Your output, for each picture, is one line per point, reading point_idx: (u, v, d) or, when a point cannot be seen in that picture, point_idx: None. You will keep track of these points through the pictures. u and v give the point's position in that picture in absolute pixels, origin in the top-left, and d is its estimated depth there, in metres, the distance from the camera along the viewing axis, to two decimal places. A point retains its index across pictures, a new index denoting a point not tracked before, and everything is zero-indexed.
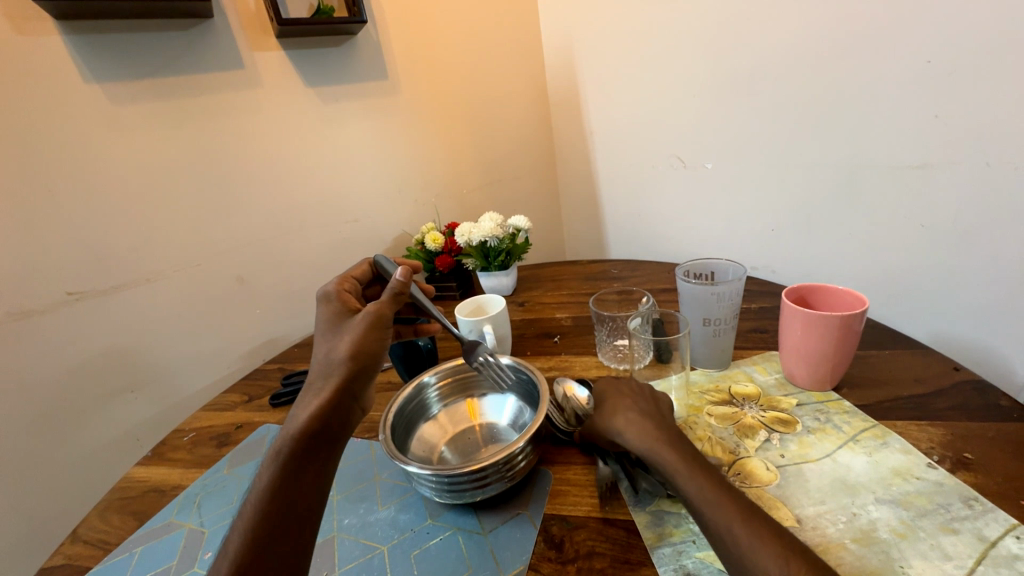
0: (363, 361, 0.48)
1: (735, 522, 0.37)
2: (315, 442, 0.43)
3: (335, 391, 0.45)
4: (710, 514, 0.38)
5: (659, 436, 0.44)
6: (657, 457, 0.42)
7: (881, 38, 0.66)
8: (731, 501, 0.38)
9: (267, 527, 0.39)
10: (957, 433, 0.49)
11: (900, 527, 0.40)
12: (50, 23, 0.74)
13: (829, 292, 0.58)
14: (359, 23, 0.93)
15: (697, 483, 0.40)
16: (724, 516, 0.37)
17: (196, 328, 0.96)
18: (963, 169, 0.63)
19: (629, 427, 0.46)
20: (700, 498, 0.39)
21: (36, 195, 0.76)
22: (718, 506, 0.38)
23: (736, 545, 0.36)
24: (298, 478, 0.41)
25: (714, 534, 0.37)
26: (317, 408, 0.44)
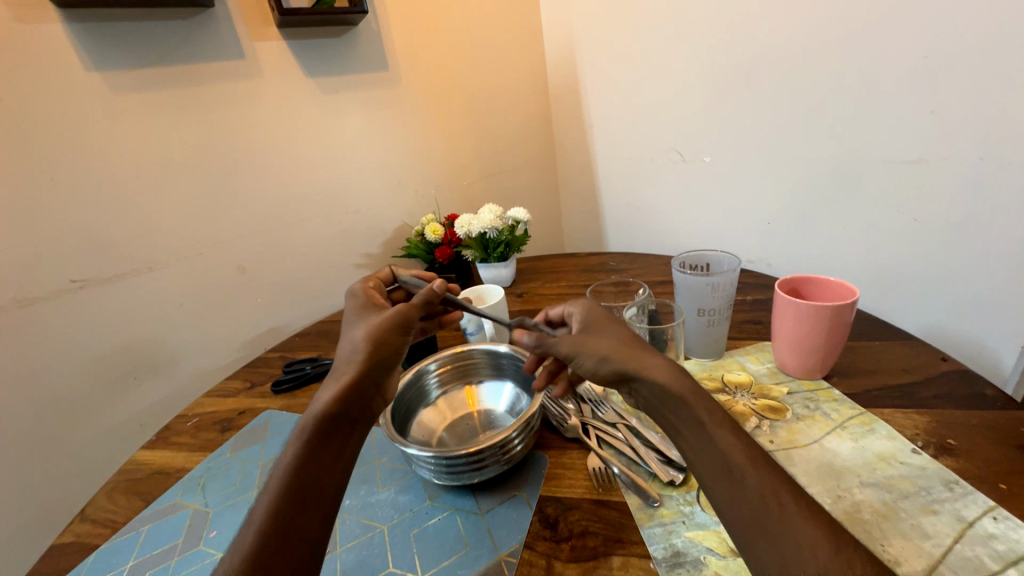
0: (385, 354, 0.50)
1: (778, 491, 0.34)
2: (338, 430, 0.44)
3: (357, 379, 0.47)
4: (753, 480, 0.35)
5: (698, 386, 0.39)
6: (695, 410, 0.37)
7: (879, 33, 0.67)
8: (772, 471, 0.35)
9: (291, 505, 0.40)
10: (940, 420, 0.50)
11: (883, 508, 0.42)
12: (52, 11, 0.74)
13: (821, 283, 0.59)
14: (360, 14, 0.93)
15: (737, 443, 0.36)
16: (764, 483, 0.34)
17: (198, 316, 0.97)
18: (957, 164, 0.64)
19: (661, 369, 0.39)
20: (740, 461, 0.35)
21: (39, 182, 0.77)
22: (757, 471, 0.35)
23: (779, 512, 0.33)
24: (320, 460, 0.42)
25: (749, 497, 0.34)
26: (340, 395, 0.46)
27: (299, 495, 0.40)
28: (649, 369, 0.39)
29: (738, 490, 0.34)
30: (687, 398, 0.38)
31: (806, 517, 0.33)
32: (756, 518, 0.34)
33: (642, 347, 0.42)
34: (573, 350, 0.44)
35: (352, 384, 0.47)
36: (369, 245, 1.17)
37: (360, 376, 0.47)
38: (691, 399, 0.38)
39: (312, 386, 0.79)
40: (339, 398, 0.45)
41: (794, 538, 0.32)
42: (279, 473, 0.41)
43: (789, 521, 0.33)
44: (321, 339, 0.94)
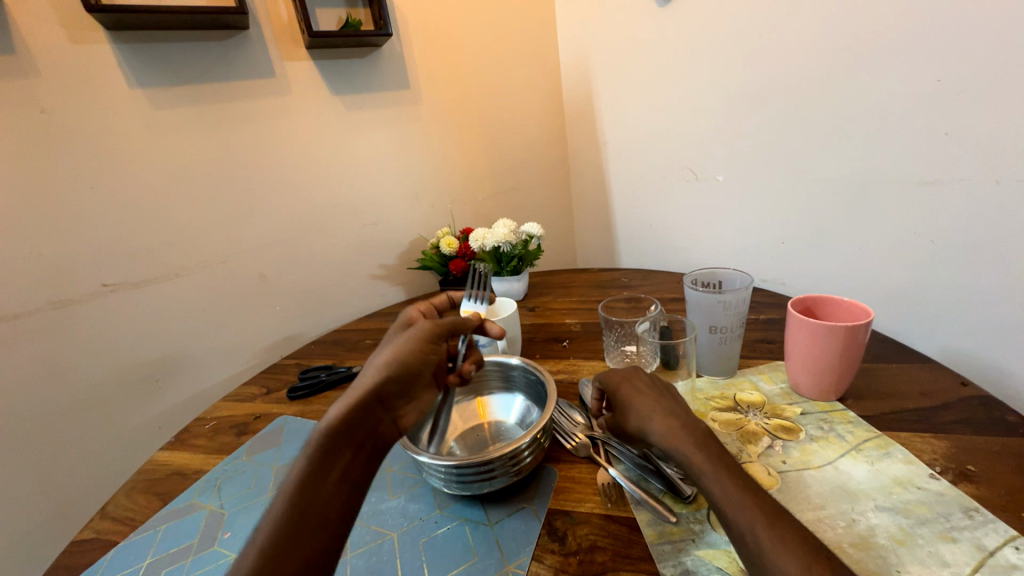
0: (401, 379, 0.53)
1: (759, 527, 0.35)
2: (348, 446, 0.46)
3: (369, 395, 0.50)
4: (736, 517, 0.36)
5: (685, 428, 0.42)
6: (682, 455, 0.41)
7: (891, 56, 0.67)
8: (755, 507, 0.37)
9: (298, 512, 0.41)
10: (959, 446, 0.49)
11: (899, 534, 0.41)
12: (102, 33, 0.79)
13: (834, 303, 0.59)
14: (385, 36, 0.98)
15: (721, 481, 0.38)
16: (746, 517, 0.36)
17: (219, 322, 1.00)
18: (969, 188, 0.63)
19: (661, 426, 0.43)
20: (723, 498, 0.38)
21: (79, 191, 0.81)
22: (741, 507, 0.37)
23: (759, 549, 0.35)
24: (328, 475, 0.44)
25: (734, 533, 0.36)
26: (352, 408, 0.48)
27: (306, 502, 0.42)
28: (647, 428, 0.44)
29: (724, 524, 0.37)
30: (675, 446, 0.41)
31: (785, 547, 0.34)
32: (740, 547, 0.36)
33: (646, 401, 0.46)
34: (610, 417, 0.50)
35: (365, 399, 0.49)
36: (385, 257, 1.20)
37: (372, 394, 0.50)
38: (676, 444, 0.42)
39: (327, 393, 0.80)
40: (350, 411, 0.48)
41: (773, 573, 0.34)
42: (292, 477, 0.43)
43: (769, 555, 0.34)
44: (337, 347, 0.96)
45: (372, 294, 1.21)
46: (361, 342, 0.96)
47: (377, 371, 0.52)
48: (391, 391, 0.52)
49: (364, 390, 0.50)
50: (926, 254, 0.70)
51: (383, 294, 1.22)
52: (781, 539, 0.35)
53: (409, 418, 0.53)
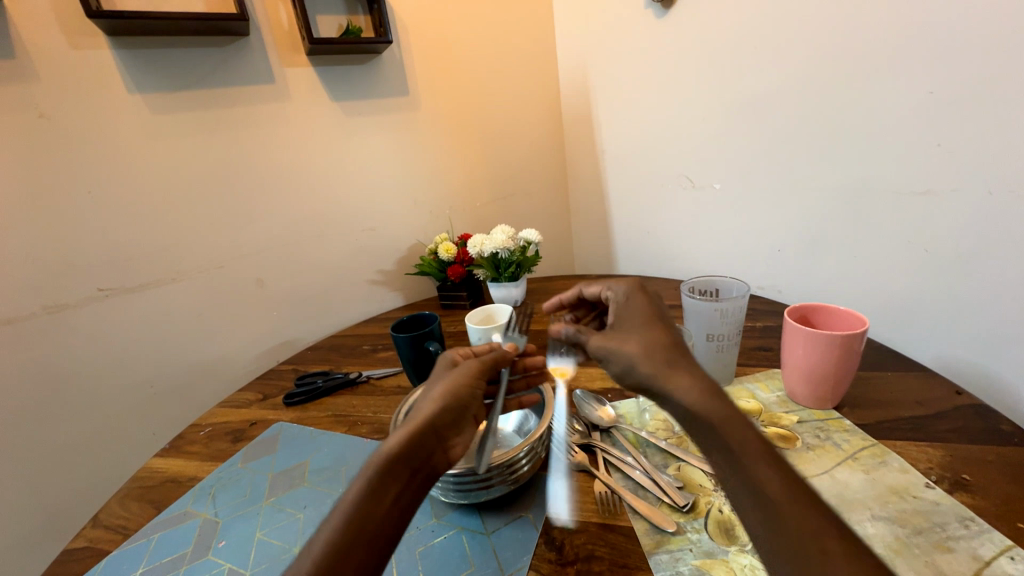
0: (458, 408, 0.48)
1: (823, 534, 0.31)
2: (405, 475, 0.42)
3: (426, 424, 0.45)
4: (793, 519, 0.32)
5: (734, 410, 0.38)
6: (725, 439, 0.37)
7: (884, 69, 0.68)
8: (817, 512, 0.33)
9: (353, 540, 0.37)
10: (955, 454, 0.49)
11: (895, 543, 0.41)
12: (102, 38, 0.80)
13: (830, 312, 0.59)
14: (385, 43, 0.98)
15: (775, 477, 0.34)
16: (806, 518, 0.32)
17: (216, 328, 1.00)
18: (962, 198, 0.64)
19: (690, 391, 0.40)
20: (778, 494, 0.34)
21: (76, 196, 0.81)
22: (798, 507, 0.33)
23: (822, 559, 0.30)
24: (383, 502, 0.40)
25: (788, 536, 0.32)
26: (408, 437, 0.43)
27: (359, 531, 0.38)
28: (671, 389, 0.41)
29: (776, 525, 0.33)
30: (716, 426, 0.37)
31: (849, 556, 0.30)
32: (790, 552, 0.32)
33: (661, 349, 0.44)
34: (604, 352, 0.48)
35: (421, 428, 0.44)
36: (383, 262, 1.20)
37: (429, 424, 0.45)
38: (719, 426, 0.37)
39: (323, 399, 0.80)
40: (406, 439, 0.43)
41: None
42: (346, 503, 0.39)
43: (832, 563, 0.30)
44: (334, 353, 0.95)
45: (370, 299, 1.20)
46: (358, 348, 0.96)
47: (433, 402, 0.47)
48: (448, 421, 0.47)
49: (421, 419, 0.45)
50: (921, 263, 0.70)
51: (381, 299, 1.22)
52: (845, 545, 0.31)
53: (465, 450, 0.47)
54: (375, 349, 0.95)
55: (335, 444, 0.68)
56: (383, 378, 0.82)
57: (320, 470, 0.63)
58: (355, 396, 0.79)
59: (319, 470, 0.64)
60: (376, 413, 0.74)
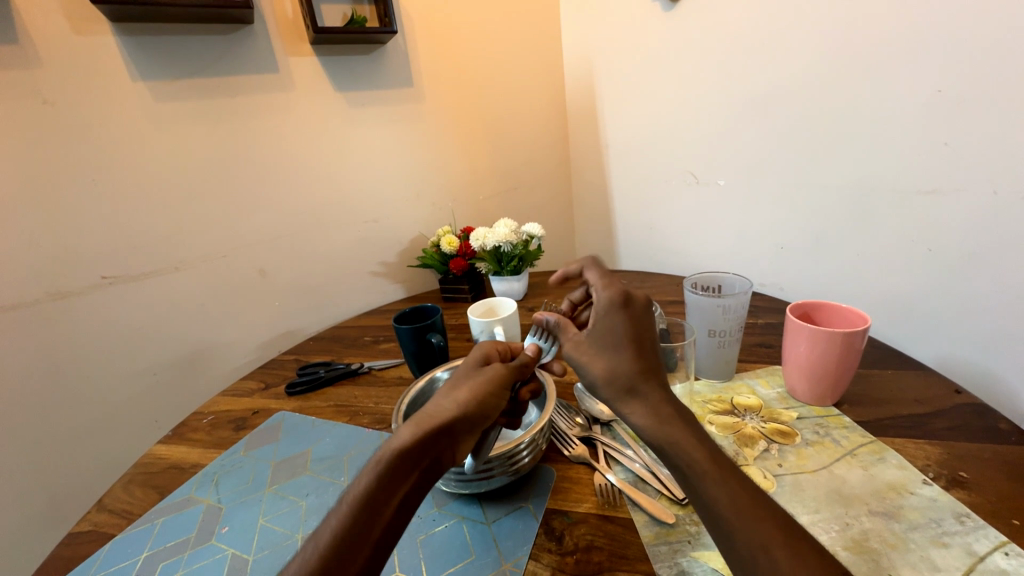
0: (477, 413, 0.48)
1: (770, 544, 0.34)
2: (415, 472, 0.43)
3: (439, 425, 0.46)
4: (741, 530, 0.35)
5: (685, 431, 0.41)
6: (676, 460, 0.40)
7: (892, 66, 0.68)
8: (765, 520, 0.35)
9: (360, 532, 0.39)
10: (953, 452, 0.50)
11: (891, 538, 0.41)
12: (106, 25, 0.79)
13: (832, 309, 0.59)
14: (389, 33, 0.97)
15: (722, 493, 0.37)
16: (752, 532, 0.35)
17: (218, 317, 1.00)
18: (967, 198, 0.64)
19: (643, 415, 0.42)
20: (727, 508, 0.36)
21: (79, 183, 0.81)
22: (744, 520, 0.35)
23: (770, 568, 0.33)
24: (391, 498, 0.41)
25: (738, 548, 0.35)
26: (422, 436, 0.45)
27: (367, 525, 0.40)
28: (628, 416, 0.43)
29: (726, 539, 0.36)
30: (665, 450, 0.41)
31: (793, 562, 0.33)
32: (740, 563, 0.35)
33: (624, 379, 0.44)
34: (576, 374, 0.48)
35: (437, 430, 0.45)
36: (385, 254, 1.20)
37: (445, 425, 0.46)
38: (666, 450, 0.41)
39: (325, 389, 0.80)
40: (420, 438, 0.44)
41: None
42: (356, 494, 0.41)
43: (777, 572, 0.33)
44: (336, 343, 0.96)
45: (372, 291, 1.21)
46: (360, 339, 0.96)
47: (452, 402, 0.48)
48: (465, 425, 0.47)
49: (435, 419, 0.46)
50: (923, 262, 0.70)
51: (383, 291, 1.22)
52: (791, 554, 0.33)
53: (475, 453, 0.48)
54: (377, 340, 0.96)
55: (337, 434, 0.68)
56: (385, 369, 0.83)
57: (322, 459, 0.64)
58: (357, 387, 0.79)
59: (321, 459, 0.64)
60: (378, 403, 0.74)
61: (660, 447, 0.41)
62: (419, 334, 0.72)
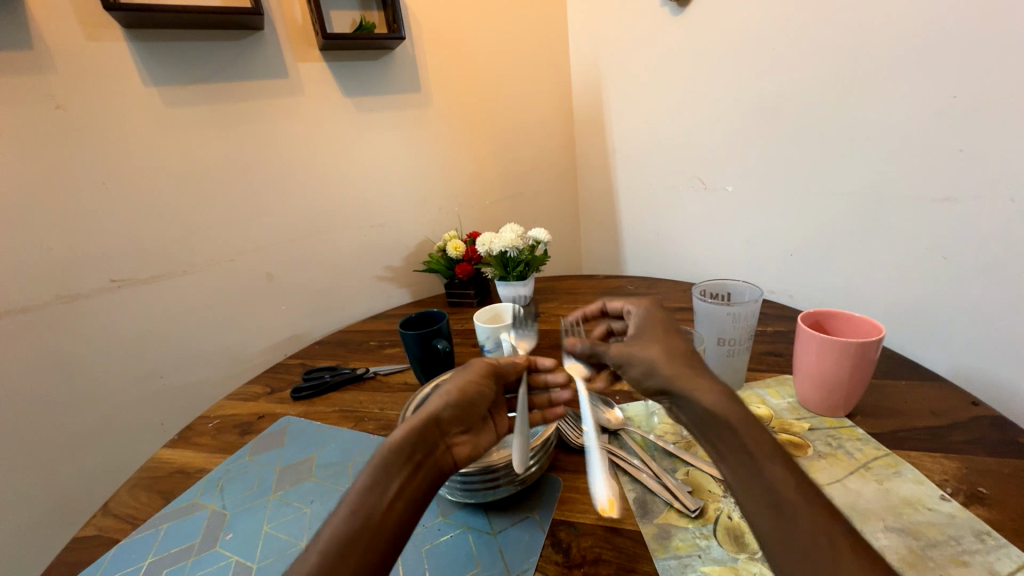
0: (464, 407, 0.48)
1: (832, 533, 0.33)
2: (409, 466, 0.42)
3: (433, 415, 0.46)
4: (803, 517, 0.34)
5: (747, 417, 0.40)
6: (742, 438, 0.39)
7: (904, 73, 0.67)
8: (823, 507, 0.35)
9: (356, 532, 0.37)
10: (971, 466, 0.48)
11: (909, 555, 0.40)
12: (119, 32, 0.80)
13: (845, 318, 0.58)
14: (398, 40, 0.98)
15: (789, 478, 0.36)
16: (813, 518, 0.34)
17: (225, 320, 1.01)
18: (983, 206, 0.62)
19: (710, 395, 0.42)
20: (790, 492, 0.35)
21: (89, 187, 0.82)
22: (807, 504, 0.35)
23: (832, 556, 0.32)
24: (387, 493, 0.40)
25: (796, 529, 0.34)
26: (413, 429, 0.44)
27: (361, 526, 0.38)
28: (692, 392, 0.43)
29: (784, 522, 0.34)
30: (734, 426, 0.40)
31: (856, 551, 0.32)
32: (800, 550, 0.33)
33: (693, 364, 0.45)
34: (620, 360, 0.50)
35: (427, 423, 0.45)
36: (391, 258, 1.20)
37: (434, 419, 0.46)
38: (734, 428, 0.40)
39: (331, 394, 0.80)
40: (414, 431, 0.44)
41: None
42: (352, 491, 0.40)
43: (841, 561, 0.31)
44: (342, 348, 0.96)
45: (378, 296, 1.21)
46: (366, 344, 0.96)
47: (442, 397, 0.48)
48: (457, 415, 0.48)
49: (430, 410, 0.46)
50: (937, 271, 0.69)
51: (389, 296, 1.22)
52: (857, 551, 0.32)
53: (465, 450, 0.47)
54: (383, 345, 0.95)
55: (342, 440, 0.68)
56: (391, 374, 0.83)
57: (326, 465, 0.63)
58: (362, 392, 0.79)
59: (325, 465, 0.64)
60: (383, 409, 0.74)
61: (720, 421, 0.40)
62: (425, 340, 0.72)
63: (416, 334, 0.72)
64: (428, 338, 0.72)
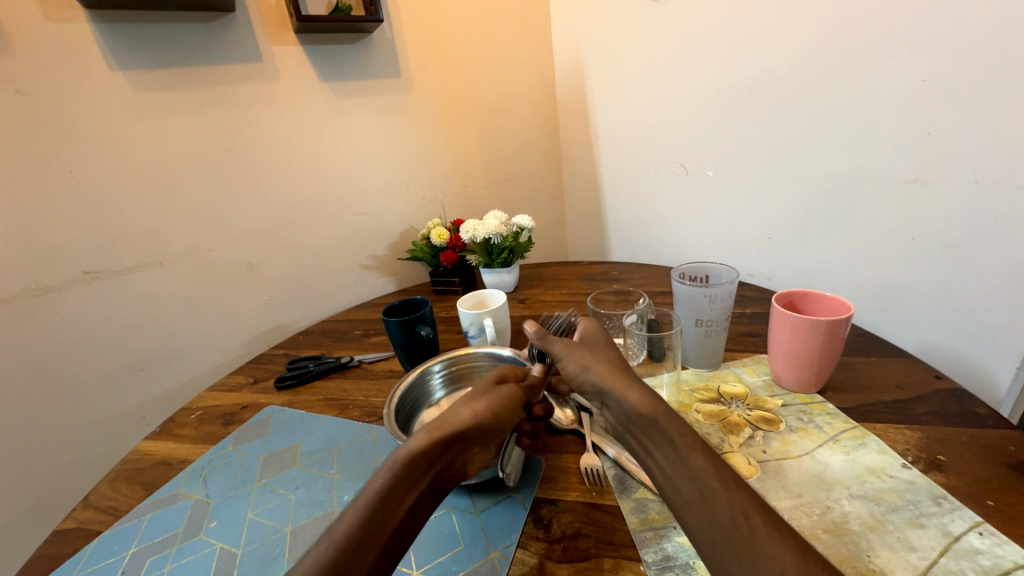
0: (487, 431, 0.49)
1: (750, 513, 0.36)
2: (425, 479, 0.44)
3: (460, 434, 0.46)
4: (724, 502, 0.37)
5: (674, 416, 0.43)
6: (669, 433, 0.41)
7: (874, 57, 0.69)
8: (745, 494, 0.37)
9: (368, 535, 0.39)
10: (933, 436, 0.51)
11: (870, 520, 0.42)
12: (81, 13, 0.77)
13: (816, 297, 0.60)
14: (375, 22, 0.95)
15: (708, 466, 0.39)
16: (734, 503, 0.36)
17: (204, 310, 0.99)
18: (948, 187, 0.65)
19: (639, 401, 0.44)
20: (714, 480, 0.38)
21: (53, 175, 0.79)
22: (729, 492, 0.37)
23: (750, 534, 0.35)
24: (401, 499, 0.42)
25: (721, 517, 0.36)
26: (438, 442, 0.45)
27: (372, 530, 0.39)
28: (626, 399, 0.45)
29: (709, 514, 0.37)
30: (660, 422, 0.42)
31: (776, 530, 0.35)
32: (726, 537, 0.35)
33: (630, 377, 0.48)
34: (563, 352, 0.52)
35: (452, 439, 0.46)
36: (375, 247, 1.19)
37: (458, 439, 0.46)
38: (659, 422, 0.42)
39: (314, 383, 0.80)
40: (437, 444, 0.45)
41: (764, 557, 0.34)
42: (370, 490, 0.41)
43: (758, 542, 0.34)
44: (326, 337, 0.95)
45: (362, 284, 1.20)
46: (349, 333, 0.96)
47: (471, 416, 0.48)
48: (479, 437, 0.48)
49: (459, 427, 0.47)
50: (907, 252, 0.71)
51: (373, 285, 1.22)
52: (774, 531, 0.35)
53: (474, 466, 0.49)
54: (367, 334, 0.95)
55: (327, 427, 0.68)
56: (375, 362, 0.83)
57: (311, 453, 0.64)
58: (347, 380, 0.79)
59: (309, 452, 0.64)
60: (368, 396, 0.74)
61: (653, 424, 0.42)
62: (412, 325, 0.72)
63: (405, 320, 0.72)
64: (415, 324, 0.73)
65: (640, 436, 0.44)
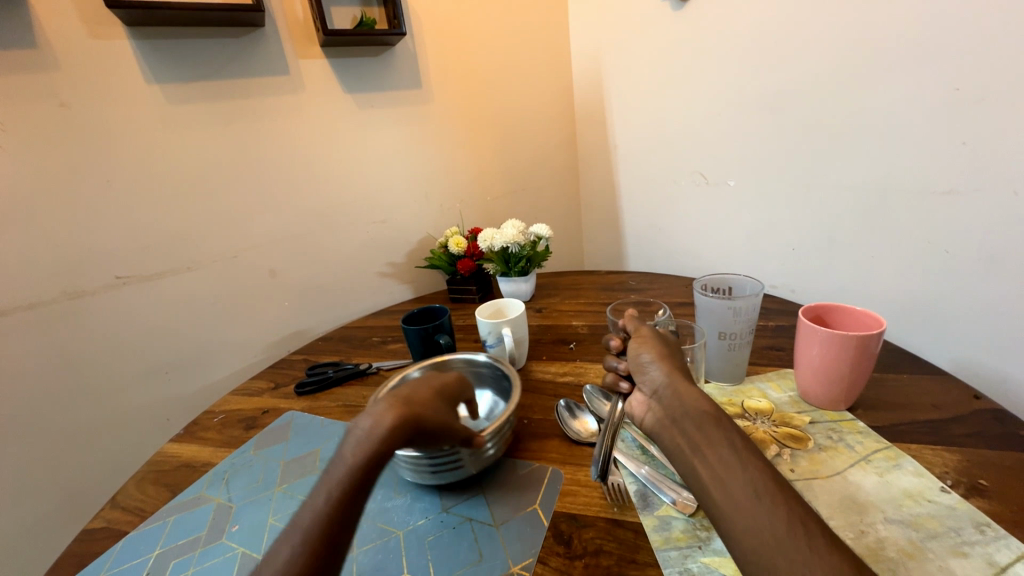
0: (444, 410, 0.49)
1: (808, 521, 0.34)
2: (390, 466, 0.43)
3: (422, 415, 0.46)
4: (779, 505, 0.35)
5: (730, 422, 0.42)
6: (727, 435, 0.41)
7: (903, 67, 0.67)
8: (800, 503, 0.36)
9: (332, 531, 0.39)
10: (973, 459, 0.49)
11: (908, 547, 0.40)
12: (122, 29, 0.80)
13: (846, 311, 0.58)
14: (398, 35, 0.97)
15: (764, 472, 0.38)
16: (789, 509, 0.35)
17: (228, 315, 1.01)
18: (983, 199, 0.62)
19: (700, 402, 0.44)
20: (770, 485, 0.37)
21: (91, 184, 0.82)
22: (784, 498, 0.36)
23: (807, 540, 0.33)
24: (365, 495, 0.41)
25: (774, 522, 0.34)
26: (403, 426, 0.44)
27: (338, 525, 0.39)
28: (688, 398, 0.45)
29: (760, 515, 0.35)
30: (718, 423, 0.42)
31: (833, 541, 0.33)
32: (778, 541, 0.34)
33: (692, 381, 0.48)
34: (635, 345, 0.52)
35: (415, 421, 0.45)
36: (394, 255, 1.21)
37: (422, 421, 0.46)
38: (719, 424, 0.42)
39: (334, 389, 0.81)
40: (402, 428, 0.44)
41: (822, 565, 0.32)
42: (335, 484, 0.41)
43: (816, 549, 0.33)
44: (345, 344, 0.96)
45: (380, 291, 1.21)
46: (368, 340, 0.97)
47: (430, 396, 0.48)
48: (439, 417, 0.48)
49: (419, 408, 0.46)
50: (940, 266, 0.69)
51: (390, 292, 1.23)
52: (830, 539, 0.33)
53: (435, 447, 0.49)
54: (385, 341, 0.96)
55: None
56: (393, 370, 0.83)
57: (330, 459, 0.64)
58: (365, 387, 0.80)
59: (328, 459, 0.65)
60: None
61: (710, 424, 0.42)
62: (433, 334, 0.73)
63: (424, 329, 0.72)
64: (435, 333, 0.73)
65: (694, 434, 0.42)
